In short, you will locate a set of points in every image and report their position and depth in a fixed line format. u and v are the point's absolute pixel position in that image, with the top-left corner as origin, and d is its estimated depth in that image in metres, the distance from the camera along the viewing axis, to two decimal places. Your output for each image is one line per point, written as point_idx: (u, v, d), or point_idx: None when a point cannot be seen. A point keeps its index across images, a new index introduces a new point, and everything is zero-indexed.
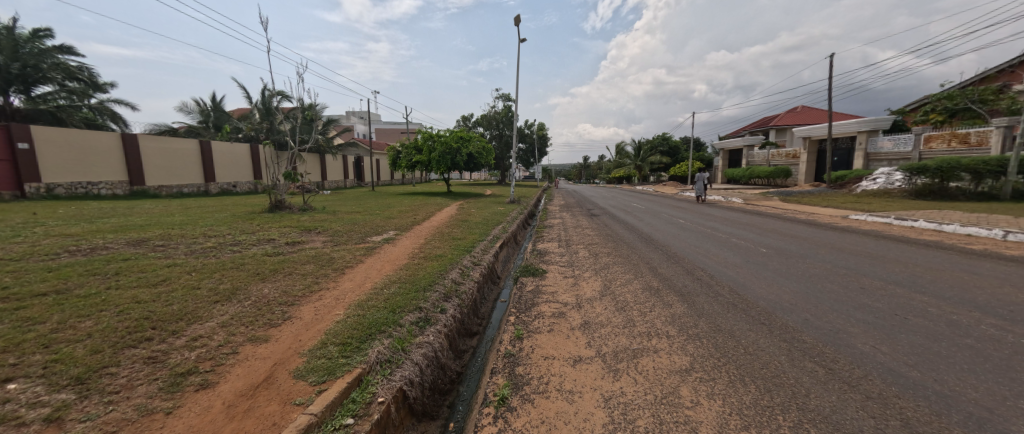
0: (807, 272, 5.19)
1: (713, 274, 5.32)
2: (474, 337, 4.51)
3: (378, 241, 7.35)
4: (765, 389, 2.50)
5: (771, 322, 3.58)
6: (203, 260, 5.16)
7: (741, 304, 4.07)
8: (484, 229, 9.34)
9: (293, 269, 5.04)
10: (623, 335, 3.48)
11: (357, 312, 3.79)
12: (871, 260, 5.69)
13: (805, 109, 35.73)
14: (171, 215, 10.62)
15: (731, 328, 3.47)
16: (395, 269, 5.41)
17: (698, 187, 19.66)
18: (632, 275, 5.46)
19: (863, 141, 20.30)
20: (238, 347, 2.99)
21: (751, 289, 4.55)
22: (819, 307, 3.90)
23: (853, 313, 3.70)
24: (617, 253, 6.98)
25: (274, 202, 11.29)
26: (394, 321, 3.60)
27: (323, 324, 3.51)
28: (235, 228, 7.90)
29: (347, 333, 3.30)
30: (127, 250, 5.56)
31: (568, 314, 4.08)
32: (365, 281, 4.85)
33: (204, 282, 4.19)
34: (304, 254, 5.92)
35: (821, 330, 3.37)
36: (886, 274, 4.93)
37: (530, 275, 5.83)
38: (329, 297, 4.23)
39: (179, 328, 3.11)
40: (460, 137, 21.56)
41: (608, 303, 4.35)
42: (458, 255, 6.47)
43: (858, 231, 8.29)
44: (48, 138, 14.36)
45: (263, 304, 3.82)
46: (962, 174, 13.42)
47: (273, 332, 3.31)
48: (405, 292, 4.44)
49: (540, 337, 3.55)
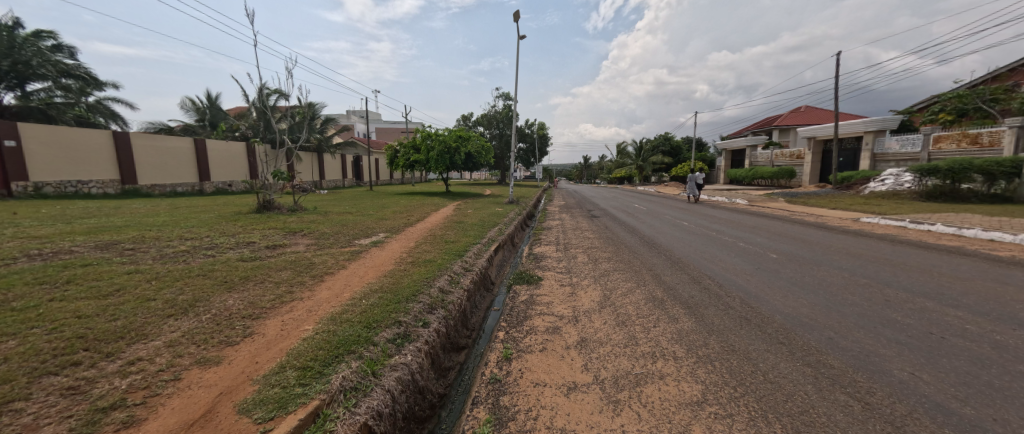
0: (824, 281, 4.77)
1: (721, 282, 4.91)
2: (462, 352, 4.13)
3: (365, 244, 6.93)
4: (794, 430, 2.09)
5: (791, 341, 3.18)
6: (170, 266, 4.78)
7: (756, 318, 3.66)
8: (479, 231, 8.91)
9: (265, 277, 4.63)
10: (624, 356, 3.07)
11: (328, 328, 3.39)
12: (892, 268, 5.28)
13: (808, 109, 35.27)
14: (155, 215, 10.23)
15: (746, 348, 3.07)
16: (379, 277, 5.01)
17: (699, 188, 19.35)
18: (634, 284, 5.05)
19: (870, 141, 19.88)
20: (181, 372, 2.60)
21: (765, 301, 4.15)
22: (842, 323, 3.50)
23: (882, 331, 3.30)
24: (618, 258, 6.58)
25: (262, 202, 10.88)
26: (367, 339, 3.19)
27: (287, 343, 3.11)
28: (216, 230, 7.49)
29: (311, 353, 2.90)
30: (92, 255, 5.18)
31: (563, 330, 3.67)
32: (344, 290, 4.45)
33: (163, 292, 3.80)
34: (282, 259, 5.54)
35: (849, 351, 2.96)
36: (911, 285, 4.51)
37: (524, 283, 5.42)
38: (301, 309, 3.84)
39: (116, 349, 2.72)
40: (458, 137, 21.14)
41: (608, 316, 3.95)
42: (449, 259, 6.08)
43: (872, 235, 7.86)
44: (36, 135, 13.99)
45: (224, 319, 3.43)
46: (974, 176, 13.05)
47: (228, 352, 2.92)
48: (385, 303, 4.04)
49: (530, 357, 3.15)
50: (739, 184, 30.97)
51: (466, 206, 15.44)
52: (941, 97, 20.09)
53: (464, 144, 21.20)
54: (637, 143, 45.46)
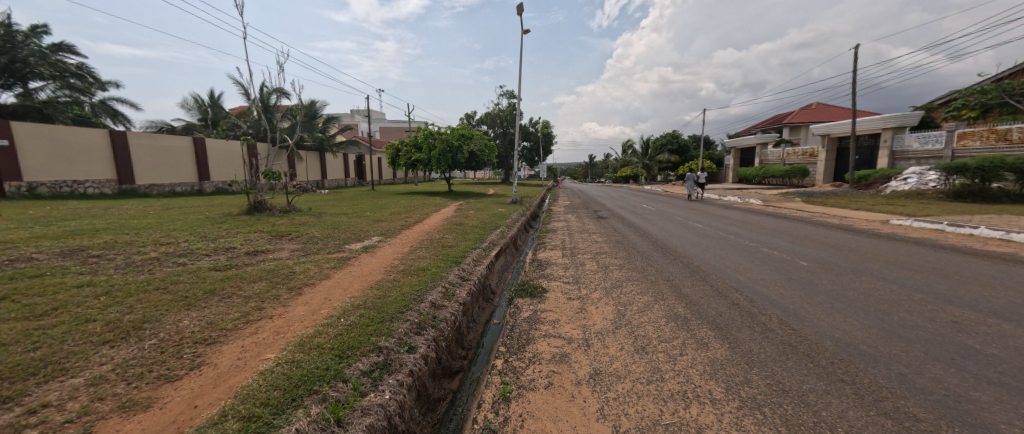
0: (869, 296, 4.18)
1: (751, 297, 4.31)
2: (455, 377, 3.57)
3: (356, 250, 6.39)
4: None
5: (853, 378, 2.61)
6: (129, 277, 4.25)
7: (803, 346, 3.09)
8: (479, 234, 8.33)
9: (234, 290, 4.09)
10: (649, 398, 2.49)
11: (292, 357, 2.84)
12: (945, 279, 4.66)
13: (819, 107, 34.25)
14: (141, 217, 9.79)
15: (800, 388, 2.50)
16: (364, 289, 4.46)
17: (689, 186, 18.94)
18: (652, 298, 4.45)
19: (888, 138, 19.04)
20: (94, 423, 2.05)
21: (808, 322, 3.56)
22: (912, 353, 2.91)
23: (963, 365, 2.71)
24: (630, 266, 5.99)
25: (253, 203, 10.40)
26: (336, 374, 2.62)
27: (240, 378, 2.58)
28: (197, 234, 7.00)
29: (262, 395, 2.35)
30: (51, 263, 4.71)
31: (572, 358, 3.12)
32: (322, 307, 3.89)
33: (108, 311, 3.27)
34: (261, 268, 5.01)
35: (934, 395, 2.38)
36: (976, 301, 3.90)
37: (527, 296, 4.84)
38: (267, 331, 3.29)
39: (19, 392, 2.21)
40: (460, 135, 20.54)
41: (625, 340, 3.38)
42: (444, 267, 5.52)
43: (907, 239, 7.20)
44: (29, 134, 13.61)
45: (171, 345, 2.89)
46: (1006, 174, 12.29)
47: (165, 392, 2.39)
48: (365, 323, 3.49)
49: (534, 397, 2.60)
50: (749, 183, 30.03)
51: (468, 206, 14.90)
52: (964, 92, 19.29)
53: (466, 142, 20.63)
54: (643, 142, 44.68)
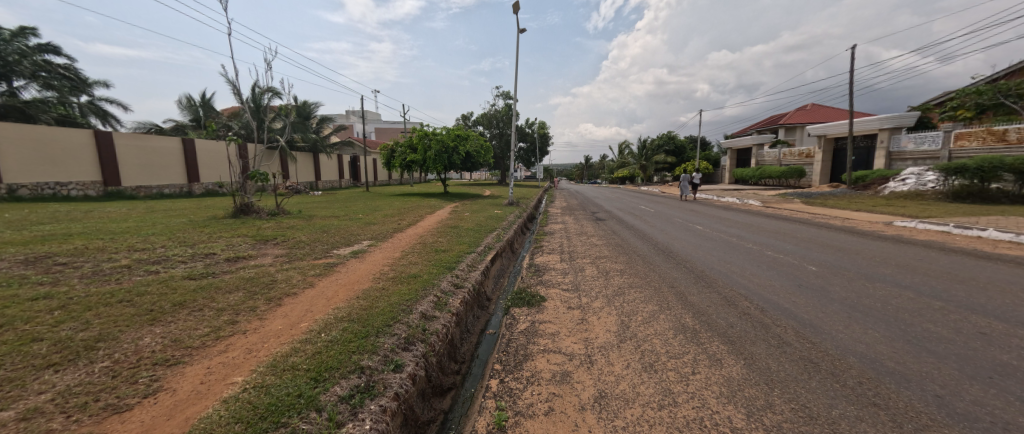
0: (887, 304, 3.93)
1: (762, 306, 4.05)
2: (447, 396, 3.27)
3: (344, 255, 6.09)
4: None
5: (887, 401, 2.35)
6: (93, 288, 3.91)
7: (826, 363, 2.83)
8: (475, 238, 8.04)
9: (206, 303, 3.76)
10: (663, 428, 2.21)
11: (262, 381, 2.54)
12: (964, 285, 4.43)
13: (815, 107, 34.21)
14: (123, 220, 9.41)
15: (829, 414, 2.24)
16: (350, 300, 4.14)
17: (687, 188, 18.73)
18: (656, 307, 4.18)
19: (885, 139, 18.95)
20: None
21: (827, 334, 3.31)
22: (944, 371, 2.66)
23: (1004, 385, 2.46)
24: (631, 272, 5.73)
25: (240, 205, 10.05)
26: (309, 402, 2.32)
27: (199, 407, 2.28)
28: (175, 238, 6.64)
29: (221, 430, 2.05)
30: (12, 272, 4.37)
31: (574, 377, 2.84)
32: (302, 320, 3.58)
33: (59, 328, 2.94)
34: (239, 276, 4.69)
35: (979, 423, 2.12)
36: (1000, 310, 3.67)
37: (524, 305, 4.56)
38: (237, 350, 2.97)
39: None
40: (455, 135, 20.24)
41: (631, 356, 3.11)
42: (437, 274, 5.21)
43: (915, 242, 7.00)
44: (9, 135, 13.14)
45: (126, 368, 2.58)
46: (1004, 175, 12.20)
47: (109, 426, 2.07)
48: (347, 339, 3.19)
49: (533, 425, 2.32)
50: (746, 184, 29.95)
51: (464, 208, 14.62)
52: (960, 91, 19.22)
53: (462, 143, 20.32)
54: (640, 142, 44.55)
